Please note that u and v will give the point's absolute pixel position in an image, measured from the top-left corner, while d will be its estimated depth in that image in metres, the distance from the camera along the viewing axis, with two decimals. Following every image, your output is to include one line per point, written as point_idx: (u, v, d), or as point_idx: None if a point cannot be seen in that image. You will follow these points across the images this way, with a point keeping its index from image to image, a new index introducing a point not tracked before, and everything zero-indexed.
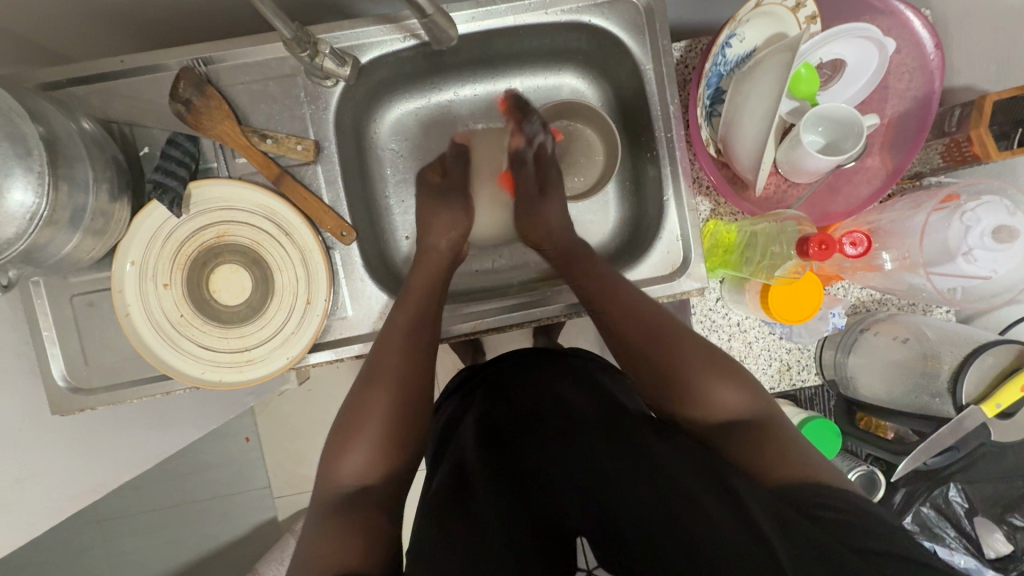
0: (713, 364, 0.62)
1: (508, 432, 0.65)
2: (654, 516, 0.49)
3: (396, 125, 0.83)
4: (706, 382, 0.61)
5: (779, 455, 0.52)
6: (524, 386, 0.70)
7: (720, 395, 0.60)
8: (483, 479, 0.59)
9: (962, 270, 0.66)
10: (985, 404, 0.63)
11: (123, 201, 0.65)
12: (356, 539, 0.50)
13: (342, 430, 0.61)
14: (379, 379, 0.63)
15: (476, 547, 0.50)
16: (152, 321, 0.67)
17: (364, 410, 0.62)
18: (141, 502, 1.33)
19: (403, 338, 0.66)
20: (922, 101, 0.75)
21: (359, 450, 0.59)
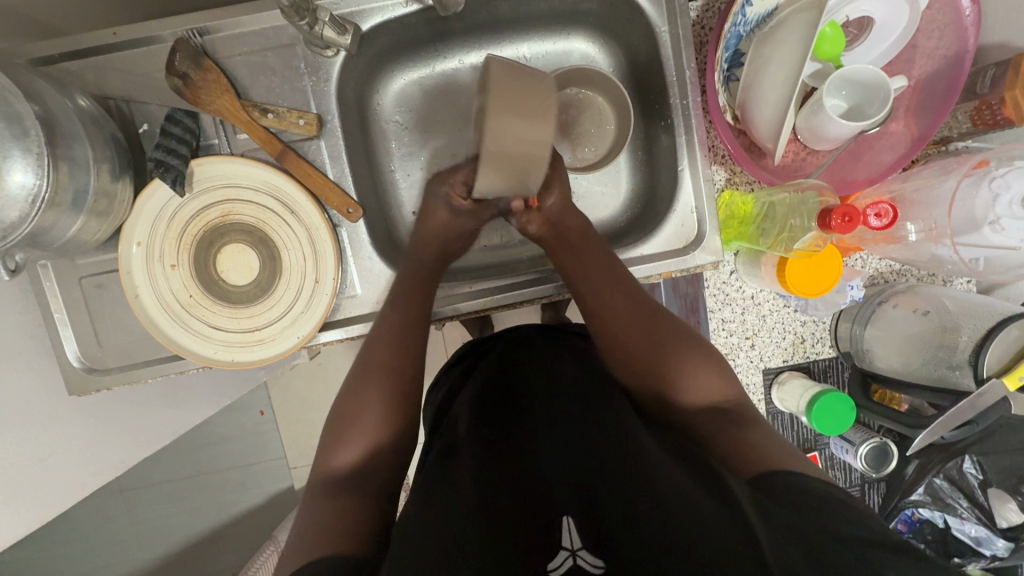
0: (693, 354, 0.63)
1: (503, 409, 0.62)
2: (650, 508, 0.44)
3: (399, 95, 0.80)
4: (685, 370, 0.61)
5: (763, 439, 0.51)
6: (523, 366, 0.69)
7: (696, 380, 0.61)
8: (470, 454, 0.55)
9: (988, 240, 0.64)
10: (1007, 377, 0.62)
11: (125, 180, 0.64)
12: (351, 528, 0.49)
13: (340, 417, 0.61)
14: (374, 374, 0.62)
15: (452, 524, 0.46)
16: (162, 303, 0.67)
17: (361, 405, 0.61)
18: (161, 473, 1.37)
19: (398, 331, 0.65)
20: (953, 61, 0.71)
21: (352, 441, 0.58)
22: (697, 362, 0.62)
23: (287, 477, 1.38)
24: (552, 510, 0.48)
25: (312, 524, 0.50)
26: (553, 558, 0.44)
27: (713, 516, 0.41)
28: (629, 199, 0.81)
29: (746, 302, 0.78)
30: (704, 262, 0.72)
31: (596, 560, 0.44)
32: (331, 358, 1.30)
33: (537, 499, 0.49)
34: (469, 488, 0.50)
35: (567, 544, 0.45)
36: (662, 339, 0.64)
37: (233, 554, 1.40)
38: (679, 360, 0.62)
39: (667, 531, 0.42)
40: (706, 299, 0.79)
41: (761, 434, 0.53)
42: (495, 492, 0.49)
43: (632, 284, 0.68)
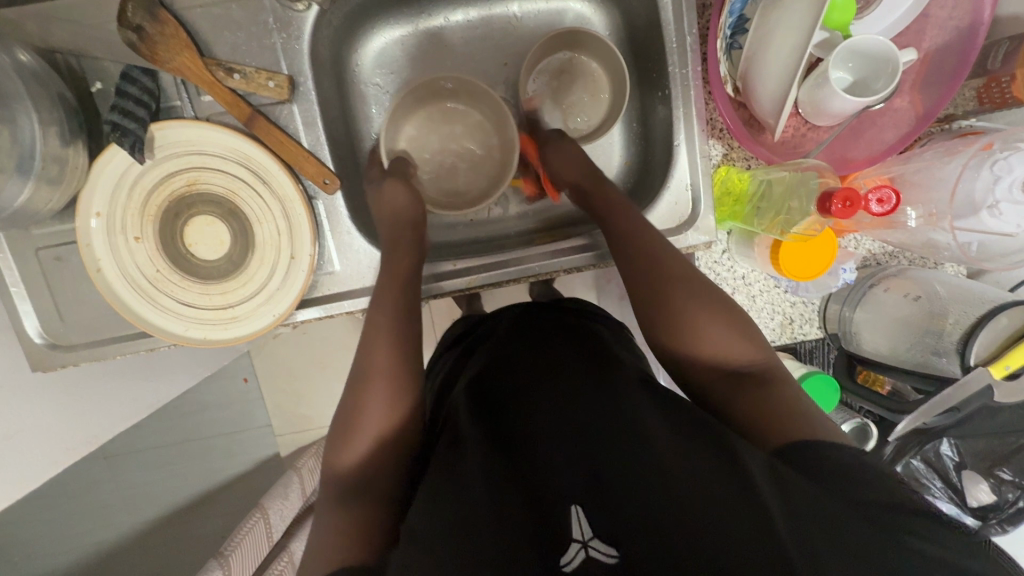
0: (709, 312, 0.60)
1: (503, 391, 0.60)
2: (662, 499, 0.43)
3: (380, 55, 0.74)
4: (702, 327, 0.60)
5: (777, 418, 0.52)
6: (521, 343, 0.67)
7: (712, 336, 0.59)
8: (474, 441, 0.53)
9: (984, 225, 0.63)
10: (993, 365, 0.62)
11: (77, 145, 0.59)
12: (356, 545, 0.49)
13: (346, 419, 0.59)
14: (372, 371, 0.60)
15: (464, 522, 0.44)
16: (127, 278, 0.63)
17: (363, 401, 0.59)
18: (143, 441, 1.35)
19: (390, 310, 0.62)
20: (966, 33, 0.67)
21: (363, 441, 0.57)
22: (713, 317, 0.60)
23: (271, 445, 1.37)
24: (559, 499, 0.46)
25: (333, 537, 0.50)
26: (565, 553, 0.42)
27: (730, 517, 0.40)
28: (622, 173, 0.78)
29: (737, 282, 0.76)
30: (697, 242, 0.69)
31: (608, 549, 0.42)
32: (314, 327, 1.28)
33: (542, 491, 0.47)
34: (477, 482, 0.48)
35: (578, 536, 0.43)
36: (685, 298, 0.61)
37: (221, 519, 1.41)
38: (694, 318, 0.60)
39: (687, 532, 0.40)
40: None
41: (783, 401, 0.54)
42: (504, 487, 0.47)
43: (647, 242, 0.64)
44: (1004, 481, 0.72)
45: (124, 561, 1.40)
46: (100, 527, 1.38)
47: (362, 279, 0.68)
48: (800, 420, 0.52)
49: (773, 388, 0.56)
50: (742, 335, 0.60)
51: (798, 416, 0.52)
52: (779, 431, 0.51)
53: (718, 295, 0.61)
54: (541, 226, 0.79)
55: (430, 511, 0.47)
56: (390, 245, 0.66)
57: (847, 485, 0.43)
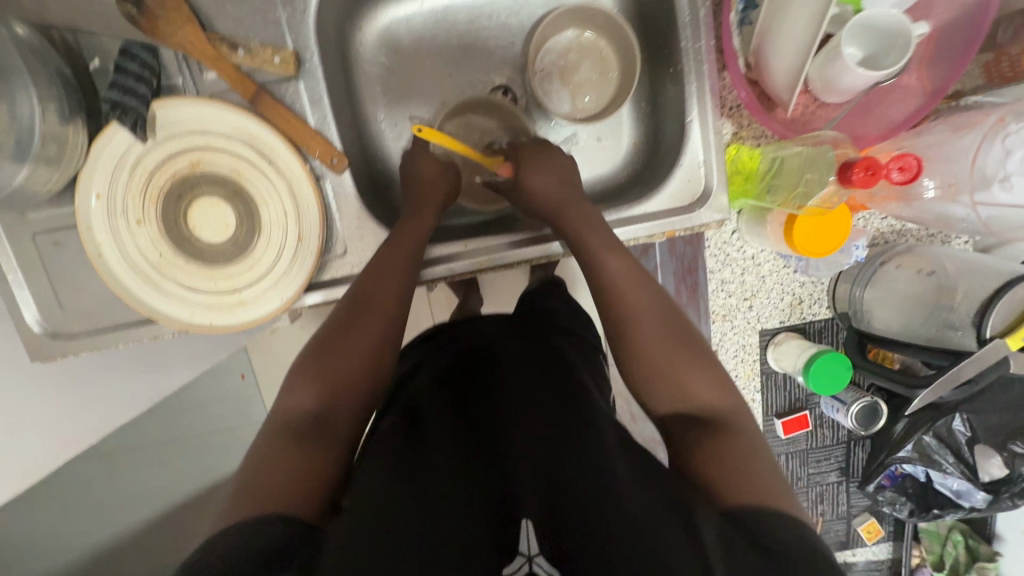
0: (690, 364, 0.57)
1: (474, 402, 0.59)
2: (618, 533, 0.42)
3: (384, 34, 0.72)
4: (684, 376, 0.56)
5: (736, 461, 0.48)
6: (492, 356, 0.67)
7: (695, 387, 0.56)
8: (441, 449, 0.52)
9: (1000, 200, 0.63)
10: (1009, 338, 0.61)
11: (77, 124, 0.57)
12: (297, 477, 0.46)
13: (319, 348, 0.57)
14: (367, 313, 0.58)
15: (408, 528, 0.43)
16: (129, 263, 0.61)
17: (349, 337, 0.57)
18: (139, 439, 1.33)
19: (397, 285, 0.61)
20: (977, 7, 0.65)
21: (328, 373, 0.54)
22: (691, 361, 0.57)
23: None
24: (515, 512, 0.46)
25: (272, 461, 0.47)
26: (509, 564, 0.42)
27: (672, 554, 0.39)
28: (631, 154, 0.77)
29: (747, 264, 0.77)
30: (710, 221, 0.69)
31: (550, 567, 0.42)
32: (314, 320, 1.26)
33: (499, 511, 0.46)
34: (435, 492, 0.47)
35: (525, 549, 0.43)
36: (671, 345, 0.58)
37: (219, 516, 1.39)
38: (677, 368, 0.57)
39: (625, 565, 0.39)
40: (708, 259, 0.77)
41: (742, 457, 0.49)
42: (464, 499, 0.47)
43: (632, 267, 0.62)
44: (1017, 455, 0.72)
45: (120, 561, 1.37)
46: (95, 527, 1.35)
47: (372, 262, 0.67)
48: (768, 489, 0.46)
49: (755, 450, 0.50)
50: (728, 392, 0.56)
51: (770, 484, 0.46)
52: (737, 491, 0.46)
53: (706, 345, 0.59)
54: None
55: (371, 506, 0.45)
56: (415, 211, 0.66)
57: (793, 548, 0.39)
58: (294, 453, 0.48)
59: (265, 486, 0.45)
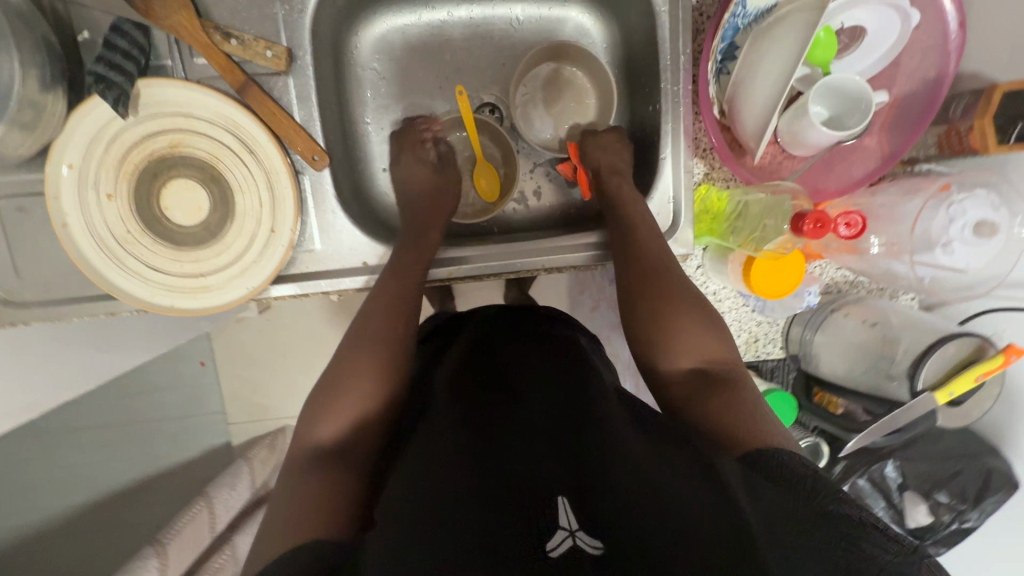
0: (688, 319, 0.60)
1: (477, 394, 0.58)
2: (647, 497, 0.42)
3: (380, 42, 0.74)
4: (681, 334, 0.59)
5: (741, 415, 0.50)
6: (497, 347, 0.68)
7: (691, 339, 0.58)
8: (449, 437, 0.51)
9: (938, 261, 0.68)
10: (938, 392, 0.66)
11: (57, 93, 0.56)
12: (325, 502, 0.47)
13: (324, 389, 0.58)
14: (363, 345, 0.60)
15: (445, 508, 0.42)
16: (94, 236, 0.60)
17: (351, 372, 0.58)
18: (85, 419, 1.28)
19: (389, 308, 0.62)
20: (932, 83, 0.72)
21: (342, 412, 0.56)
22: (693, 321, 0.59)
23: (225, 432, 1.33)
24: (543, 490, 0.43)
25: (300, 497, 0.48)
26: (550, 540, 0.39)
27: (705, 513, 0.40)
28: None
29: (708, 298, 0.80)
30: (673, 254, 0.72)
31: (595, 541, 0.39)
32: (283, 315, 1.25)
33: (524, 486, 0.43)
34: (452, 478, 0.45)
35: (565, 524, 0.40)
36: (668, 298, 0.61)
37: (160, 508, 1.34)
38: (674, 319, 0.59)
39: (665, 530, 0.39)
40: None
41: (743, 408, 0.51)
42: (481, 480, 0.44)
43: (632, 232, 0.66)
44: (941, 504, 0.76)
45: None
46: None
47: (341, 261, 0.67)
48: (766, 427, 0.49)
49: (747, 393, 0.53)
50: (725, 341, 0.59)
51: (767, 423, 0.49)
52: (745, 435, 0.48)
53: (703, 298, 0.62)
54: (556, 220, 0.79)
55: (410, 507, 0.44)
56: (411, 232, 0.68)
57: (809, 481, 0.40)
58: (316, 486, 0.49)
59: (295, 520, 0.46)
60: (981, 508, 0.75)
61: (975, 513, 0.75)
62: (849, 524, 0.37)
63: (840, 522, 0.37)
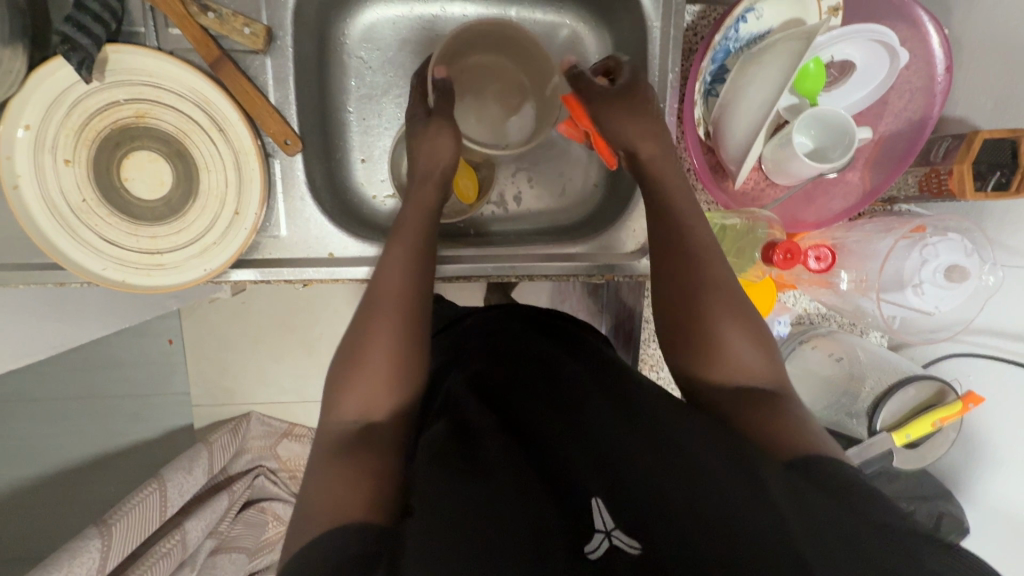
0: (728, 313, 0.53)
1: (511, 389, 0.56)
2: (688, 490, 0.39)
3: (368, 30, 0.73)
4: (730, 341, 0.53)
5: (781, 417, 0.47)
6: (523, 336, 0.65)
7: (741, 353, 0.52)
8: (488, 433, 0.50)
9: (908, 301, 0.68)
10: (896, 433, 0.66)
11: (17, 48, 0.54)
12: (349, 488, 0.44)
13: (344, 362, 0.54)
14: (379, 309, 0.55)
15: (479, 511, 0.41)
16: (45, 202, 0.58)
17: (370, 340, 0.53)
18: (38, 390, 1.24)
19: (408, 274, 0.58)
20: (917, 124, 0.72)
21: (363, 386, 0.52)
22: (727, 313, 0.54)
23: (186, 414, 1.29)
24: (580, 490, 0.42)
25: (326, 482, 0.45)
26: (588, 542, 0.38)
27: (749, 508, 0.37)
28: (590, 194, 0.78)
29: None
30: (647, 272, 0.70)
31: (632, 540, 0.38)
32: (256, 299, 1.22)
33: (562, 486, 0.43)
34: (496, 470, 0.45)
35: (600, 525, 0.39)
36: (720, 307, 0.54)
37: (112, 486, 1.30)
38: (706, 306, 0.54)
39: (710, 527, 0.36)
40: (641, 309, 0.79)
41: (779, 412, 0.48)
42: (525, 479, 0.44)
43: (686, 232, 0.57)
44: None
45: None
46: None
47: (307, 250, 0.65)
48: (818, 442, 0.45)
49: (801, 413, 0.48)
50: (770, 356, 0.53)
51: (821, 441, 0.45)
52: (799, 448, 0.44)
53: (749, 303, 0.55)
54: (546, 228, 0.78)
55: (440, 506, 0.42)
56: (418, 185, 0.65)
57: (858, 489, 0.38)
58: (348, 468, 0.46)
59: (329, 507, 0.43)
60: None
61: None
62: (907, 535, 0.34)
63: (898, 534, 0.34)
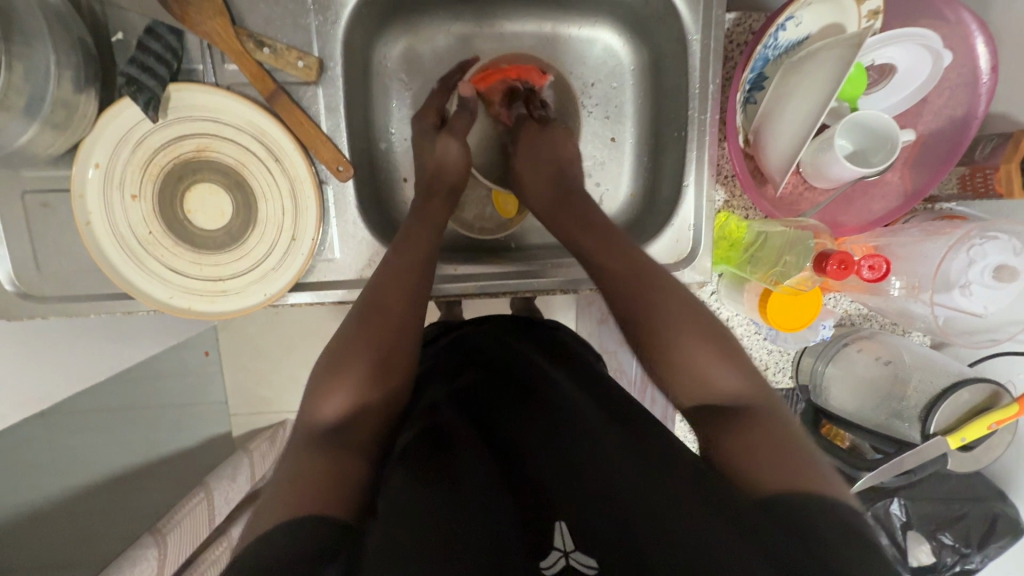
0: (708, 337, 0.54)
1: (492, 408, 0.61)
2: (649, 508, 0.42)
3: (408, 52, 0.74)
4: (701, 358, 0.53)
5: (776, 442, 0.47)
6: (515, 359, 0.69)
7: (713, 369, 0.52)
8: (464, 442, 0.53)
9: (956, 302, 0.68)
10: (951, 436, 0.66)
11: (89, 93, 0.57)
12: (319, 482, 0.44)
13: (327, 368, 0.54)
14: (369, 326, 0.56)
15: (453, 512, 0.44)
16: (116, 235, 0.61)
17: (352, 353, 0.55)
18: (89, 403, 1.29)
19: (396, 281, 0.59)
20: (960, 122, 0.71)
21: (345, 389, 0.52)
22: (708, 337, 0.54)
23: (226, 423, 1.32)
24: (550, 514, 0.45)
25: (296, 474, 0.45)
26: (545, 558, 0.42)
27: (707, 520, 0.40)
28: (628, 203, 0.79)
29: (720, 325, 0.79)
30: (691, 281, 0.72)
31: (588, 560, 0.41)
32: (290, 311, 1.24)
33: (537, 503, 0.47)
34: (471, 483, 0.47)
35: (560, 545, 0.42)
36: (691, 329, 0.54)
37: (158, 494, 1.34)
38: (687, 330, 0.54)
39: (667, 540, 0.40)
40: None
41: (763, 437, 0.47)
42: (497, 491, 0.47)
43: (643, 264, 0.59)
44: (944, 544, 0.76)
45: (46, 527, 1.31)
46: (27, 488, 1.30)
47: (360, 271, 0.67)
48: (800, 467, 0.44)
49: (781, 432, 0.47)
50: (748, 375, 0.53)
51: (804, 465, 0.45)
52: (773, 474, 0.44)
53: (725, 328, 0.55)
54: None
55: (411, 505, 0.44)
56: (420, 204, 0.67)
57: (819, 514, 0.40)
58: (320, 462, 0.46)
59: (295, 498, 0.43)
60: (985, 552, 0.75)
61: (979, 556, 0.75)
62: (844, 544, 0.38)
63: (819, 537, 0.39)
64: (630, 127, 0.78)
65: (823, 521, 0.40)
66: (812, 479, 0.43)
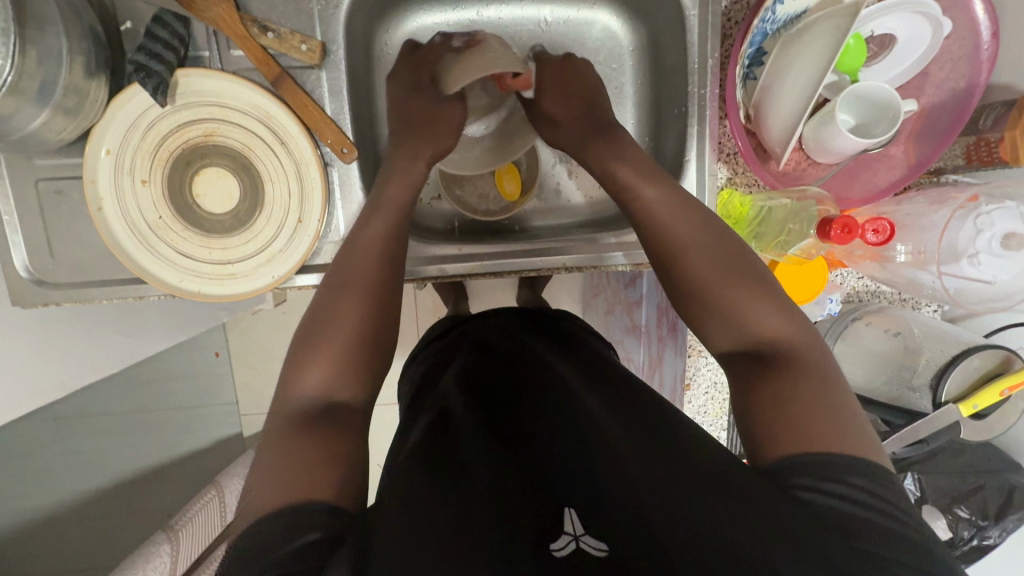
0: (750, 285, 0.54)
1: (505, 397, 0.60)
2: (652, 493, 0.41)
3: (410, 39, 0.76)
4: (745, 304, 0.53)
5: (803, 396, 0.45)
6: (522, 350, 0.69)
7: (756, 315, 0.52)
8: (469, 437, 0.52)
9: (964, 272, 0.67)
10: (962, 404, 0.65)
11: (100, 80, 0.58)
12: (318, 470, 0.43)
13: (308, 343, 0.53)
14: (346, 294, 0.55)
15: (456, 501, 0.42)
16: (127, 221, 0.62)
17: (332, 324, 0.54)
18: (100, 405, 1.29)
19: (378, 263, 0.58)
20: (962, 93, 0.71)
21: (326, 363, 0.52)
22: (755, 294, 0.53)
23: (236, 423, 1.32)
24: (558, 501, 0.43)
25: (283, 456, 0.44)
26: (555, 540, 0.39)
27: (707, 504, 0.39)
28: None
29: None
30: None
31: (600, 544, 0.39)
32: (297, 308, 1.24)
33: (544, 500, 0.44)
34: (474, 475, 0.46)
35: (570, 531, 0.40)
36: (734, 278, 0.54)
37: (170, 496, 1.35)
38: (727, 288, 0.54)
39: (670, 522, 0.38)
40: None
41: (806, 386, 0.45)
42: (503, 480, 0.45)
43: (689, 212, 0.59)
44: (960, 518, 0.75)
45: (61, 530, 1.33)
46: (41, 490, 1.31)
47: None
48: (833, 419, 0.43)
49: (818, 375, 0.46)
50: (791, 322, 0.52)
51: (837, 417, 0.43)
52: (802, 438, 0.42)
53: (767, 276, 0.55)
54: (582, 222, 0.79)
55: (413, 494, 0.42)
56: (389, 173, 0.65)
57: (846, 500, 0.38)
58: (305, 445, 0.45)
59: (291, 484, 0.42)
60: (1003, 525, 0.75)
61: (996, 529, 0.75)
62: (864, 513, 0.37)
63: (832, 506, 0.38)
64: (631, 108, 0.79)
65: (842, 486, 0.39)
66: (849, 438, 0.42)
